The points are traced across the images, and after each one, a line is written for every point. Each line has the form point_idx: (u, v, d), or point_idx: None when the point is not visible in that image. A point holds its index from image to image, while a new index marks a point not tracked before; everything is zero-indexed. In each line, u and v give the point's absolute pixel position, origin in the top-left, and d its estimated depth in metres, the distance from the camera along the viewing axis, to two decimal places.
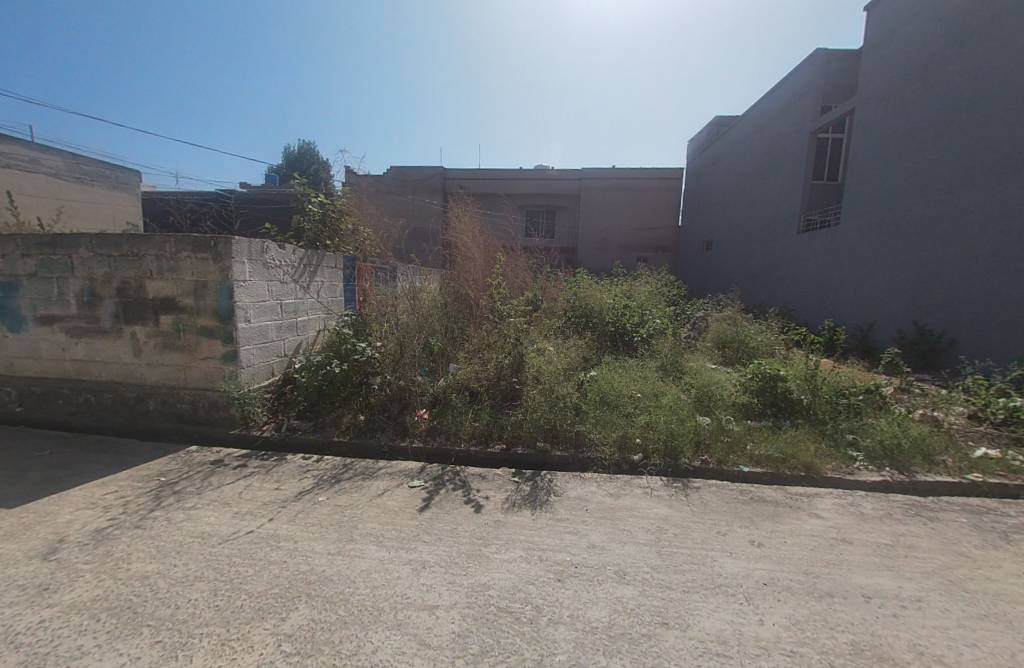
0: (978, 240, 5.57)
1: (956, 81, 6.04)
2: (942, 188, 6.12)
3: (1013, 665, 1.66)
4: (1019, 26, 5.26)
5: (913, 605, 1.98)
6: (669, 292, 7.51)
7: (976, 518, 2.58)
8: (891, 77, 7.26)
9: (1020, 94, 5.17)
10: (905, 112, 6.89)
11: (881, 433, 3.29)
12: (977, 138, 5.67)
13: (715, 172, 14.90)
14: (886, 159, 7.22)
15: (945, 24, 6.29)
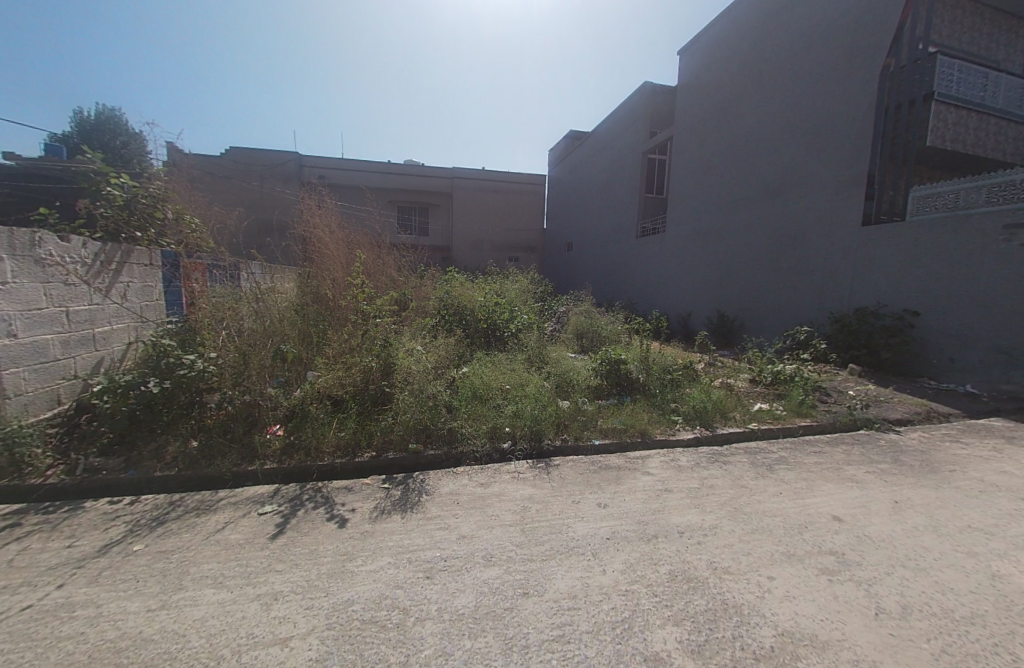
0: (755, 247, 7.34)
1: (739, 122, 7.82)
2: (733, 206, 7.88)
3: (767, 562, 2.26)
4: (775, 87, 7.05)
5: (711, 531, 2.53)
6: (534, 288, 8.08)
7: (753, 456, 3.40)
8: (698, 114, 9.03)
9: (776, 138, 6.97)
10: (708, 142, 8.64)
11: (694, 398, 4.10)
12: (753, 169, 7.43)
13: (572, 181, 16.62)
14: (697, 179, 8.96)
15: (731, 77, 8.07)
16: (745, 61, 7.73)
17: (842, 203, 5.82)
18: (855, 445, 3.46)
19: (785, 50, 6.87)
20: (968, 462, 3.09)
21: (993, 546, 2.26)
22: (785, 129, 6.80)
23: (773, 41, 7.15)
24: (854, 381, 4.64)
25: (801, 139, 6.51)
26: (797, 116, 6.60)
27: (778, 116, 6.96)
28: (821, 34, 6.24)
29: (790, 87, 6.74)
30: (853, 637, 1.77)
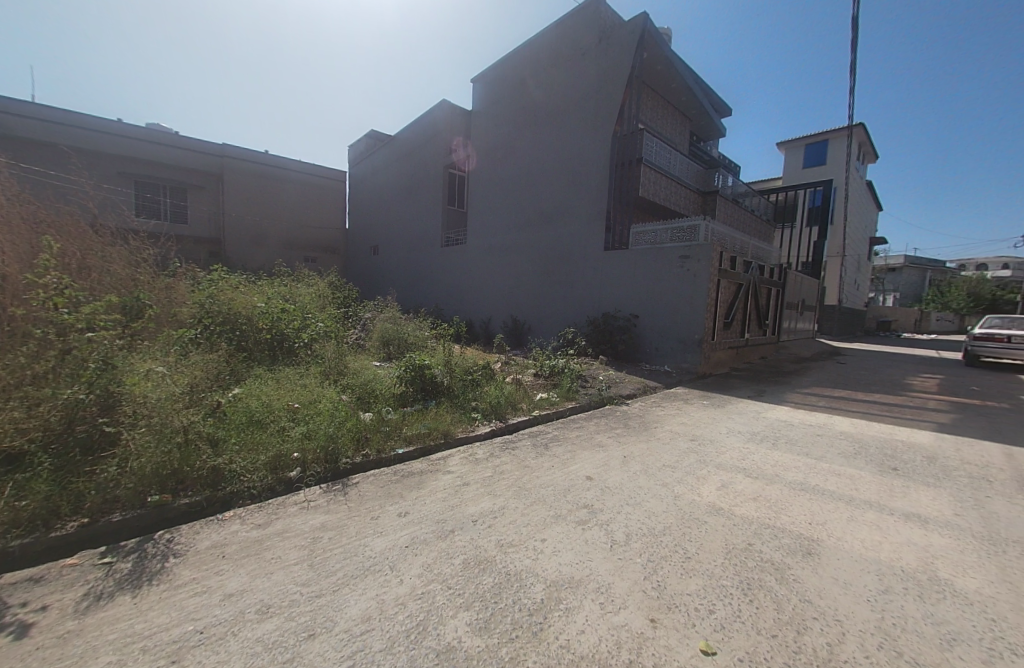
0: (536, 261, 8.70)
1: (522, 153, 9.11)
2: (519, 225, 9.13)
3: (540, 527, 2.69)
4: (545, 131, 8.56)
5: (499, 513, 2.83)
6: (333, 294, 7.41)
7: (534, 438, 4.01)
8: (488, 140, 10.08)
9: (550, 171, 8.45)
10: (499, 166, 9.72)
11: (491, 395, 4.55)
12: (533, 196, 8.81)
13: (375, 182, 16.07)
14: (491, 197, 9.95)
15: (515, 112, 9.32)
16: (525, 102, 9.07)
17: (593, 230, 7.51)
18: (602, 417, 4.50)
19: (553, 102, 8.42)
20: (665, 418, 4.46)
21: (673, 475, 3.30)
22: (556, 166, 8.32)
23: (542, 92, 8.66)
24: (602, 367, 6.05)
25: (566, 176, 8.09)
26: (563, 157, 8.17)
27: (550, 154, 8.45)
28: (576, 96, 7.94)
29: (556, 134, 8.32)
30: (595, 570, 2.28)
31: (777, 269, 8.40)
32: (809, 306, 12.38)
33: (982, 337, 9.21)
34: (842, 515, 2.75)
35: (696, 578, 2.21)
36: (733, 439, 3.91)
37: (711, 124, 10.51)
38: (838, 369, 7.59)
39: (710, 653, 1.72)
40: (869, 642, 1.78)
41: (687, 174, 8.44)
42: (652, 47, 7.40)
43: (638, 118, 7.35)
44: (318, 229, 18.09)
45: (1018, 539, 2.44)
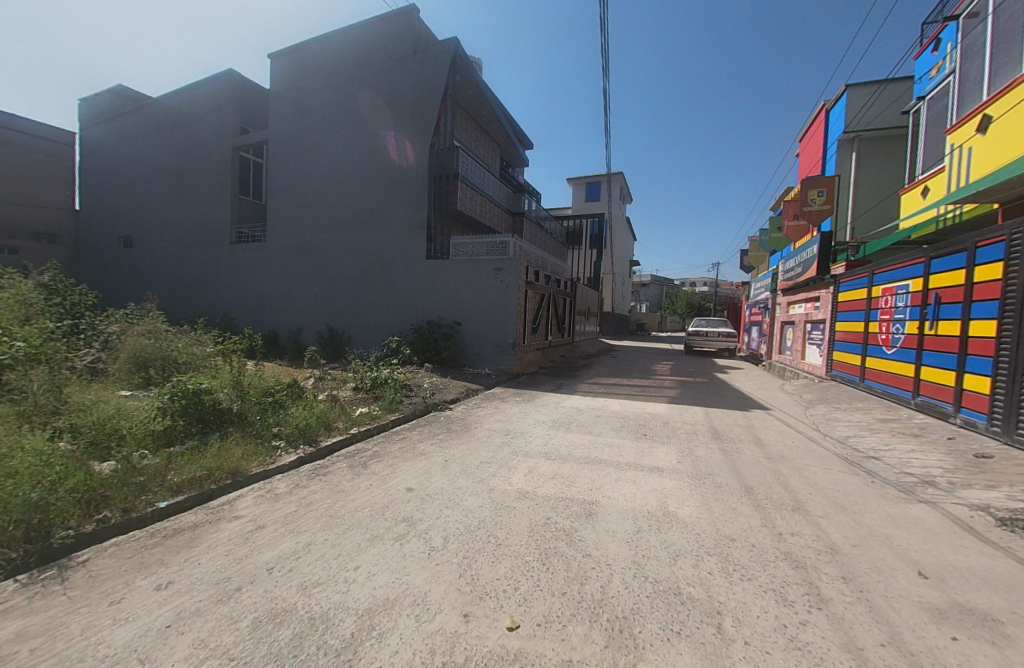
0: (354, 266, 8.11)
1: (333, 149, 8.40)
2: (333, 227, 8.37)
3: (356, 554, 2.43)
4: (360, 131, 8.14)
5: (303, 552, 2.41)
6: (43, 302, 5.28)
7: (350, 459, 3.69)
8: (291, 126, 8.88)
9: (366, 172, 8.07)
10: (306, 158, 8.70)
11: (296, 418, 4.00)
12: (348, 196, 8.23)
13: (125, 153, 12.16)
14: (297, 191, 8.79)
15: (323, 103, 8.53)
16: (335, 94, 8.41)
17: (414, 238, 7.51)
18: (425, 425, 4.52)
19: (368, 102, 8.10)
20: (483, 417, 4.79)
21: (490, 470, 3.55)
22: (372, 168, 8.00)
23: (355, 89, 8.21)
24: (426, 375, 6.06)
25: (384, 180, 7.88)
26: (380, 160, 7.94)
27: (366, 155, 8.09)
28: (392, 101, 7.86)
29: (371, 135, 8.03)
30: (413, 583, 2.18)
31: (570, 282, 10.22)
32: (593, 312, 15.45)
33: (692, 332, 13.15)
34: (613, 476, 3.48)
35: (505, 562, 2.40)
36: (538, 428, 4.49)
37: (517, 153, 12.05)
38: (614, 362, 9.71)
39: (515, 628, 1.84)
40: (627, 575, 2.28)
41: (498, 195, 9.44)
42: (462, 72, 7.98)
43: (454, 135, 7.79)
44: (15, 203, 12.11)
45: (707, 471, 3.58)
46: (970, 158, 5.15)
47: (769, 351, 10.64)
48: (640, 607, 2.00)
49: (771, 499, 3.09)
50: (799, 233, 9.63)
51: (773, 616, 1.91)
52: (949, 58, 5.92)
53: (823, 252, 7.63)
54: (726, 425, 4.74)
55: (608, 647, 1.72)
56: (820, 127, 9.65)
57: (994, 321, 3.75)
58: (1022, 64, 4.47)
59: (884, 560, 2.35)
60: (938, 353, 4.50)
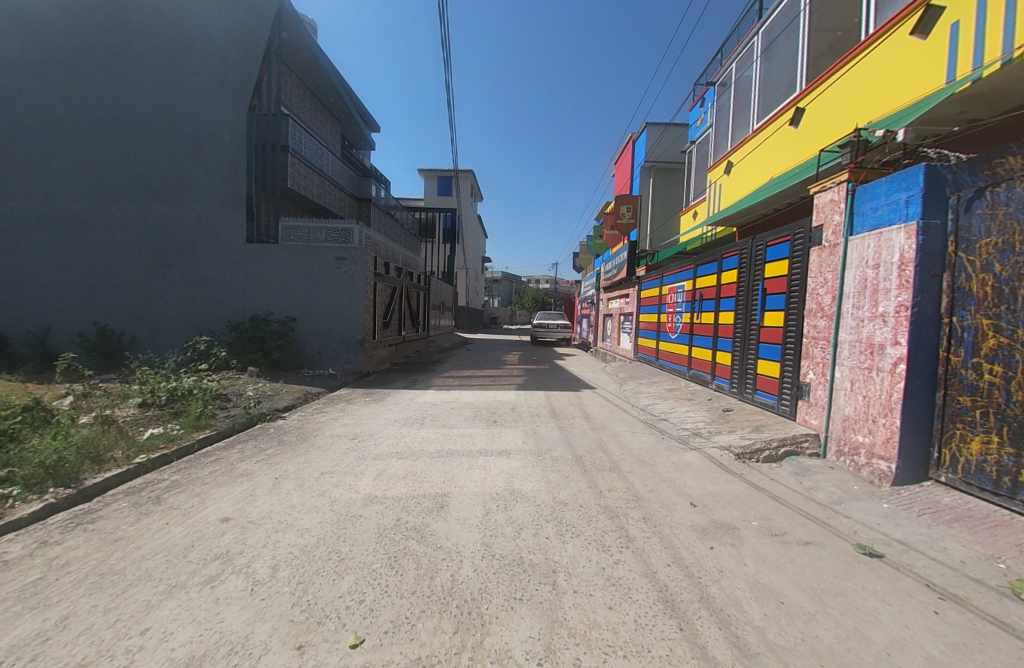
0: (140, 246, 6.27)
1: (96, 87, 6.26)
2: (102, 192, 6.27)
3: (145, 616, 1.88)
4: (144, 71, 6.28)
5: (53, 633, 1.74)
6: None
7: (136, 497, 2.85)
8: (17, 42, 6.25)
9: (154, 127, 6.29)
10: (46, 92, 6.25)
11: (38, 454, 2.89)
12: (128, 155, 6.29)
13: None
14: (35, 138, 6.27)
15: (75, 21, 6.24)
16: (94, 13, 6.24)
17: (229, 217, 6.22)
18: (249, 440, 3.84)
19: (151, 35, 6.29)
20: (325, 423, 4.34)
21: (332, 480, 3.24)
22: (164, 123, 6.29)
23: (134, 14, 6.28)
24: (252, 381, 5.14)
25: (184, 140, 6.29)
26: (175, 115, 6.29)
27: (149, 103, 6.28)
28: (189, 42, 6.28)
29: (162, 80, 6.28)
30: (229, 629, 1.82)
31: (424, 275, 10.08)
32: (448, 306, 15.55)
33: (537, 325, 14.57)
34: (464, 465, 3.59)
35: (349, 577, 2.23)
36: (389, 428, 4.31)
37: (360, 133, 11.14)
38: (468, 355, 10.01)
39: (359, 643, 1.72)
40: (477, 558, 2.39)
41: (340, 177, 8.61)
42: (291, 29, 6.95)
43: (281, 102, 6.77)
44: None
45: (547, 447, 4.02)
46: (719, 193, 7.01)
47: (595, 340, 12.59)
48: (487, 585, 2.11)
49: (594, 464, 3.67)
50: (615, 240, 11.57)
51: (595, 562, 2.27)
52: (709, 115, 7.90)
53: (632, 257, 9.36)
54: (562, 405, 5.42)
55: (457, 632, 1.76)
56: (629, 154, 11.76)
57: (732, 312, 5.23)
58: (748, 127, 6.28)
59: (669, 498, 3.04)
60: (702, 336, 6.03)
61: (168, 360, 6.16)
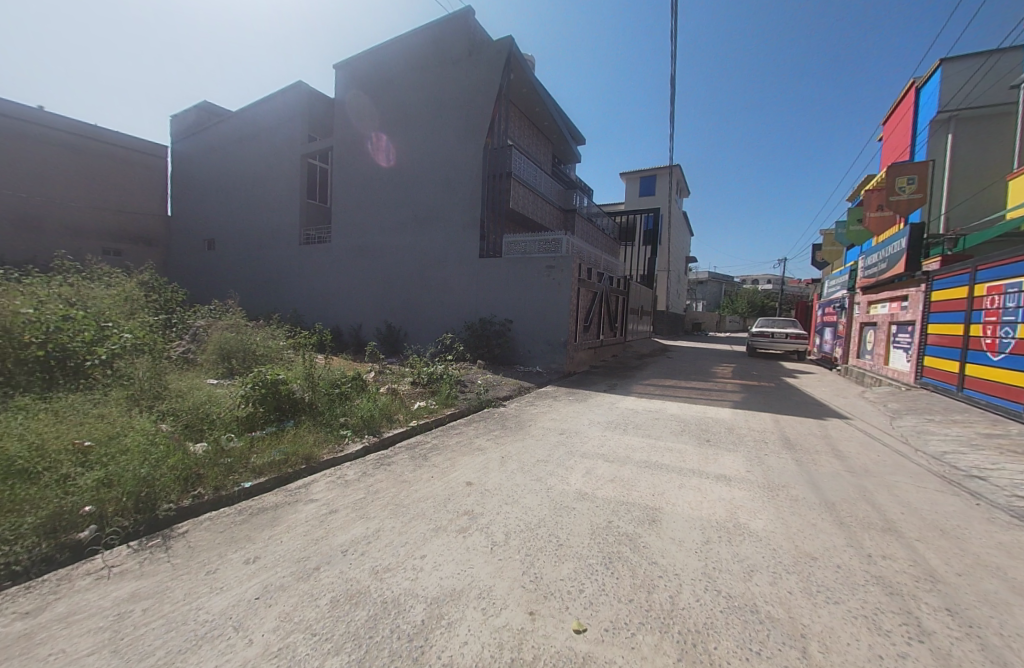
0: (410, 265, 8.44)
1: (390, 152, 8.76)
2: (390, 227, 8.73)
3: (421, 543, 2.51)
4: (418, 134, 8.41)
5: (372, 538, 2.55)
6: (146, 297, 6.05)
7: (412, 451, 3.81)
8: (353, 132, 9.33)
9: (421, 174, 8.34)
10: (365, 162, 9.12)
11: (361, 409, 4.19)
12: (405, 197, 8.54)
13: (207, 163, 13.23)
14: (358, 194, 9.23)
15: (381, 108, 8.90)
16: (391, 100, 8.76)
17: (467, 238, 7.70)
18: (481, 420, 4.61)
19: (422, 106, 8.39)
20: (538, 415, 4.83)
21: (546, 468, 3.55)
22: (427, 170, 8.27)
23: (415, 94, 8.47)
24: (480, 372, 6.20)
25: (439, 181, 8.11)
26: (435, 162, 8.16)
27: (419, 157, 8.38)
28: (446, 104, 8.07)
29: (429, 138, 8.26)
30: (477, 576, 2.20)
31: (623, 278, 9.97)
32: (647, 311, 15.06)
33: (756, 334, 12.52)
34: (675, 482, 3.36)
35: (567, 563, 2.37)
36: (594, 428, 4.44)
37: (568, 149, 11.94)
38: (670, 363, 9.38)
39: (582, 631, 1.80)
40: (698, 587, 2.16)
41: (550, 191, 9.41)
42: (517, 70, 8.03)
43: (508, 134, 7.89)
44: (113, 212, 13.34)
45: (781, 483, 3.35)
46: None
47: (845, 357, 9.79)
48: (714, 622, 1.89)
49: (857, 518, 2.83)
50: (881, 225, 8.76)
51: (869, 646, 1.72)
52: None
53: (913, 245, 6.92)
54: (798, 434, 4.43)
55: (681, 660, 1.64)
56: (909, 108, 8.74)
57: None
58: None
59: (998, 593, 2.07)
60: None
61: (425, 350, 8.08)
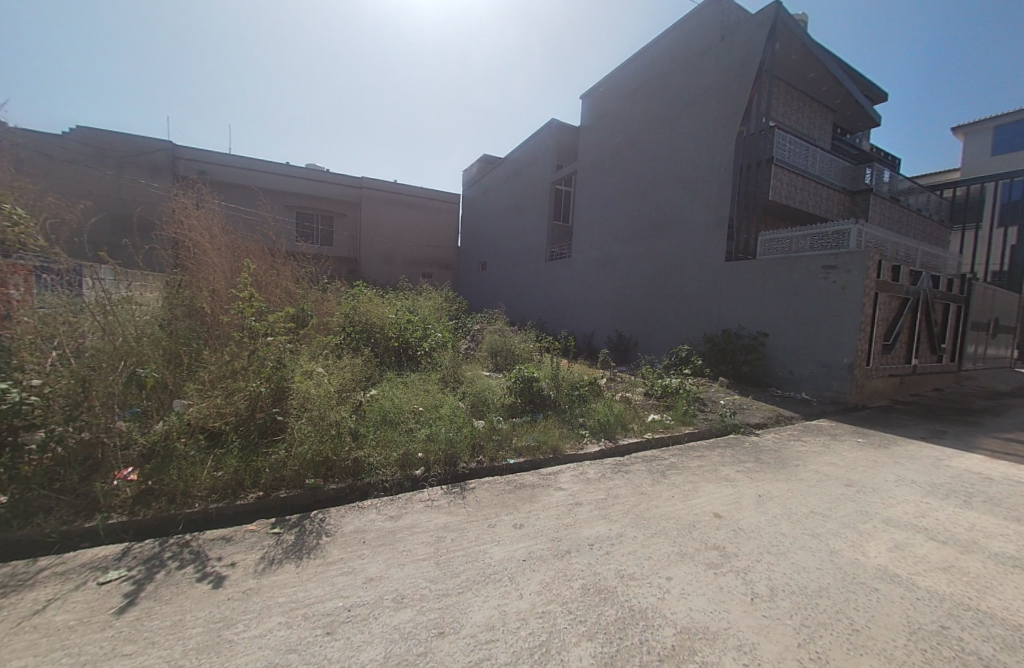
0: (646, 274, 8.45)
1: (631, 164, 9.01)
2: (627, 238, 8.97)
3: (667, 564, 2.40)
4: (659, 140, 8.30)
5: (617, 541, 2.63)
6: (447, 306, 8.34)
7: (650, 464, 3.74)
8: (597, 153, 10.16)
9: (661, 180, 8.19)
10: (607, 179, 9.74)
11: (599, 413, 4.44)
12: (643, 206, 8.59)
13: (483, 202, 17.17)
14: (598, 210, 9.97)
15: (624, 124, 9.29)
16: (634, 113, 9.01)
17: (711, 241, 7.06)
18: (727, 447, 4.09)
19: (665, 110, 8.24)
20: (806, 456, 3.88)
21: (826, 525, 2.80)
22: (667, 175, 8.05)
23: (659, 100, 8.40)
24: (724, 391, 5.58)
25: (681, 184, 7.74)
26: (677, 165, 7.85)
27: (659, 163, 8.27)
28: (692, 101, 7.63)
29: (671, 141, 8.02)
30: (735, 624, 1.93)
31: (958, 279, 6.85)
32: (1008, 327, 9.76)
33: None
34: None
35: (869, 656, 1.75)
36: (905, 490, 3.21)
37: (859, 113, 9.21)
38: None
39: None
40: None
41: (827, 172, 7.50)
42: (786, 36, 6.77)
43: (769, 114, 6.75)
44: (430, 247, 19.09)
45: None
46: None
47: None
48: None
49: None
50: None
51: None
52: None
53: None
54: None
55: None
56: None
57: None
58: None
59: None
60: None
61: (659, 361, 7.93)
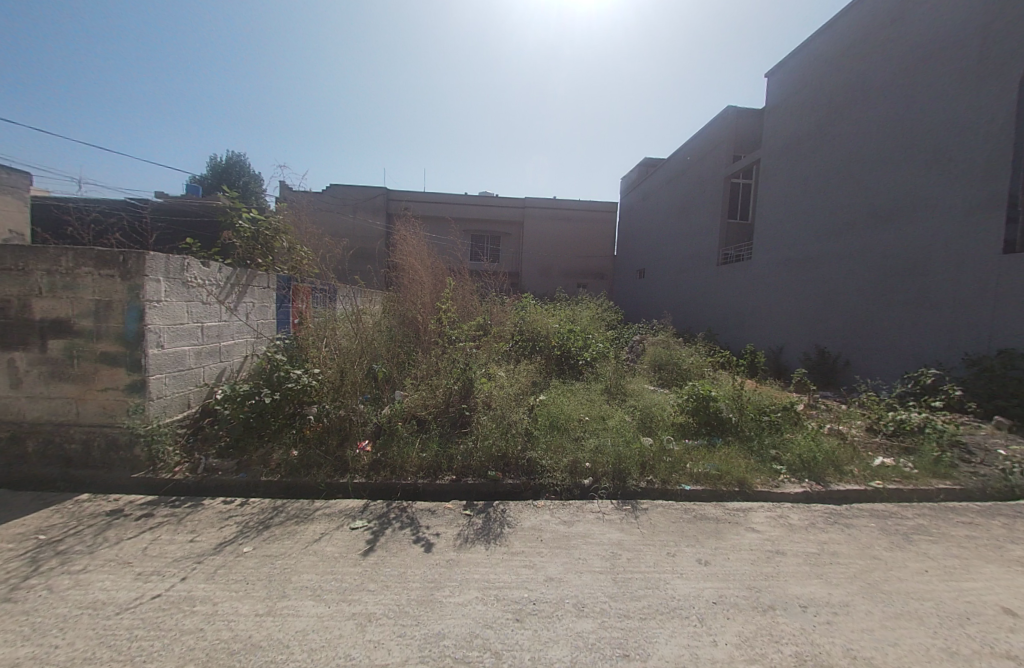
0: (863, 275, 6.75)
1: (840, 143, 7.40)
2: (834, 233, 7.37)
3: (928, 658, 1.79)
4: (884, 107, 6.60)
5: (842, 610, 2.09)
6: (608, 316, 8.31)
7: (882, 522, 2.91)
8: (791, 137, 8.72)
9: (886, 157, 6.47)
10: (805, 165, 8.22)
11: (799, 448, 3.70)
12: (859, 191, 6.93)
13: (644, 208, 16.60)
14: (792, 203, 8.49)
15: (830, 97, 7.73)
16: (846, 80, 7.40)
17: (976, 227, 5.20)
18: (1019, 520, 2.88)
19: (892, 68, 6.52)
20: None
21: None
22: (897, 148, 6.31)
23: (884, 57, 6.70)
24: (1005, 437, 4.00)
25: (919, 156, 5.97)
26: (913, 134, 6.09)
27: (882, 136, 6.57)
28: (939, 47, 5.84)
29: (904, 104, 6.28)
30: None
31: None
32: None
33: None
34: None
35: None
36: None
37: None
38: None
39: None
40: None
41: None
42: None
43: None
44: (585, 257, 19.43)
45: None
46: None
47: None
48: None
49: None
50: None
51: None
52: None
53: None
54: None
55: None
56: None
57: None
58: None
59: None
60: None
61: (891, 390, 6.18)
